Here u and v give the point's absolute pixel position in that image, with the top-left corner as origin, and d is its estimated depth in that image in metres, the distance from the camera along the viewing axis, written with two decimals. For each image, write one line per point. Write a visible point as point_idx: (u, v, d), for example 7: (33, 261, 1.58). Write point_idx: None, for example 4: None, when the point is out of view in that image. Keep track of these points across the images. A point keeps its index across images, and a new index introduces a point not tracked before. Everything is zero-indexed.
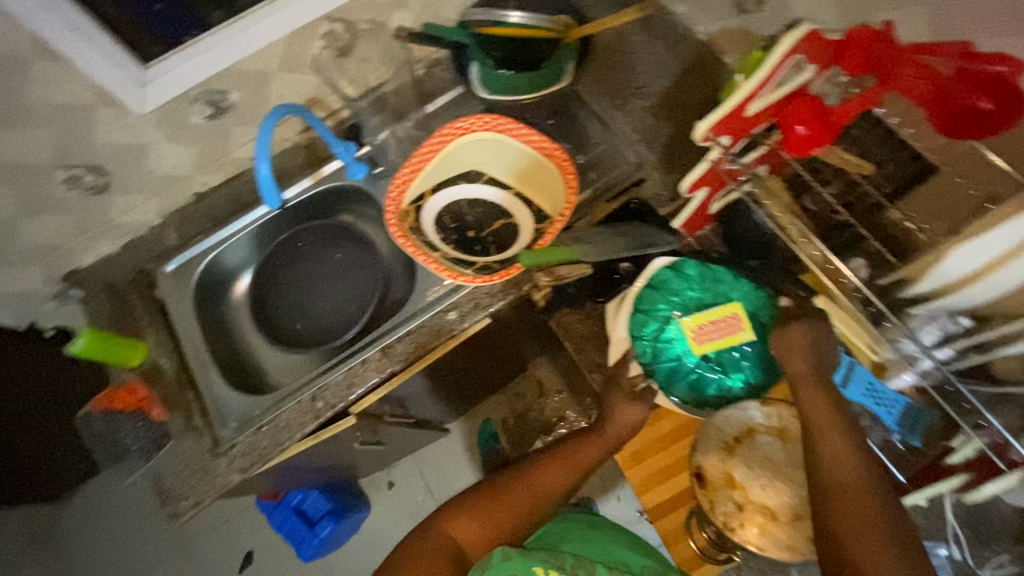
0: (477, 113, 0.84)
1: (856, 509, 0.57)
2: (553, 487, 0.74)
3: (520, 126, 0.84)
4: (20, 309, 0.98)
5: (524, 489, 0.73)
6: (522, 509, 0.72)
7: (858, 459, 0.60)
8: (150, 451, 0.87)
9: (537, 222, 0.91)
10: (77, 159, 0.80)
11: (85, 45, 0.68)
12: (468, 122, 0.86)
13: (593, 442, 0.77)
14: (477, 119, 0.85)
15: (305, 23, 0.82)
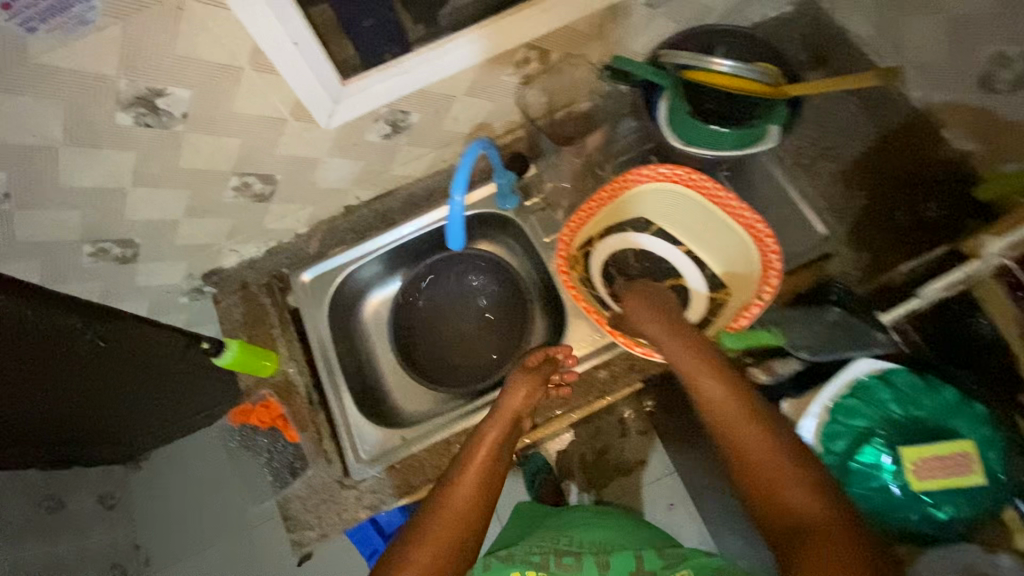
0: (664, 163, 0.78)
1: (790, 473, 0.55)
2: (489, 475, 0.66)
3: (711, 180, 0.77)
4: (156, 300, 0.95)
5: (470, 484, 0.64)
6: (467, 512, 0.62)
7: (758, 415, 0.59)
8: (284, 481, 0.84)
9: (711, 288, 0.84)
10: (254, 169, 0.76)
11: (300, 61, 0.63)
12: (654, 172, 0.80)
13: (497, 424, 0.73)
14: (666, 168, 0.79)
15: (506, 51, 0.75)
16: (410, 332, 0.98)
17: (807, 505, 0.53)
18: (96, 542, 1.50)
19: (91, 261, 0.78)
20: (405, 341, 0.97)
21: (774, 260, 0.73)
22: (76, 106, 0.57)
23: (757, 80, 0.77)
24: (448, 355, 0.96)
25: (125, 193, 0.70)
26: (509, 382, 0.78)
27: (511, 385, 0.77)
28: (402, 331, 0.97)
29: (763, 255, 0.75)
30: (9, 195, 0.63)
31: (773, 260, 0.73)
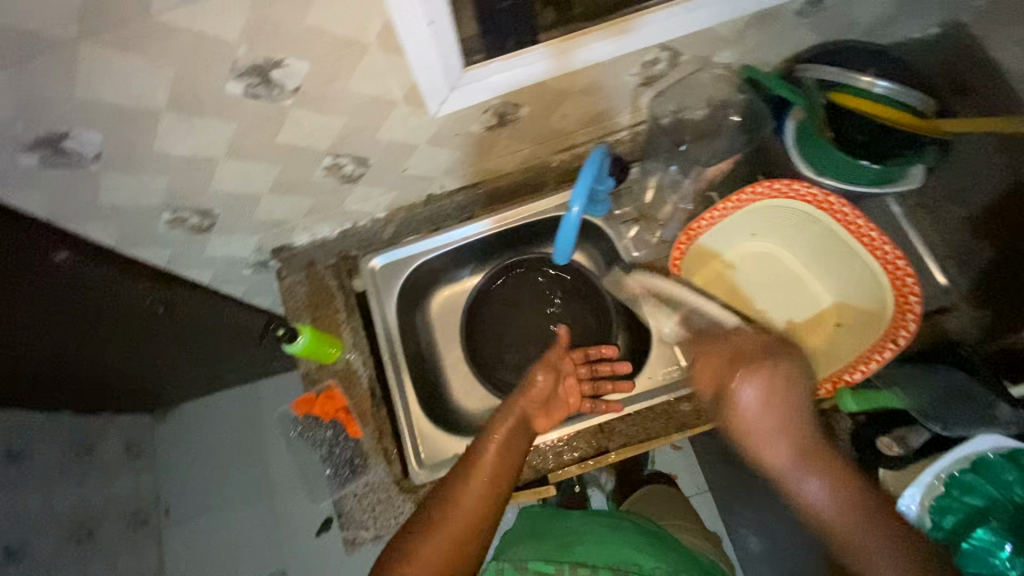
0: (801, 180, 0.75)
1: (851, 506, 0.52)
2: (503, 471, 0.62)
3: (849, 207, 0.73)
4: (219, 270, 0.91)
5: (479, 487, 0.59)
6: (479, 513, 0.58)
7: (814, 444, 0.55)
8: (346, 479, 0.80)
9: (834, 323, 0.79)
10: (349, 150, 0.70)
11: (428, 41, 0.56)
12: (788, 187, 0.76)
13: (510, 417, 0.67)
14: (802, 186, 0.75)
15: (638, 49, 0.68)
16: (482, 331, 0.94)
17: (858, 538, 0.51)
18: (120, 490, 1.49)
19: (166, 228, 0.73)
20: (477, 340, 0.93)
21: (912, 302, 0.69)
22: (189, 70, 0.51)
23: (894, 104, 0.71)
24: (521, 360, 0.92)
25: (216, 164, 0.64)
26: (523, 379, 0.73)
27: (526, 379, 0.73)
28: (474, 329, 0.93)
29: (897, 293, 0.71)
30: (100, 156, 0.57)
31: (912, 303, 0.69)
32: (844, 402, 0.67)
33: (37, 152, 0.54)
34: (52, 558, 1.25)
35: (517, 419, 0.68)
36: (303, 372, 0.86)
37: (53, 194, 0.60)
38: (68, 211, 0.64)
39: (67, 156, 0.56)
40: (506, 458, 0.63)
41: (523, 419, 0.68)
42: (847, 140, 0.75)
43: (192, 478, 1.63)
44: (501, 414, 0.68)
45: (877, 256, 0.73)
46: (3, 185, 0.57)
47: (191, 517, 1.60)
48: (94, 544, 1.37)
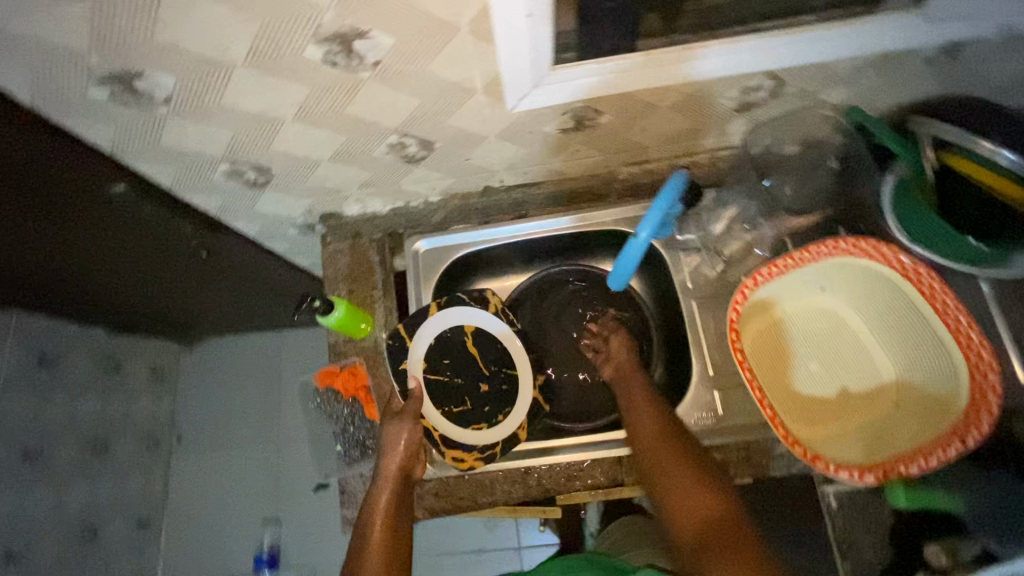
0: (890, 245, 0.68)
1: (686, 479, 0.62)
2: (394, 539, 0.66)
3: (938, 282, 0.66)
4: (266, 225, 0.90)
5: (377, 562, 0.64)
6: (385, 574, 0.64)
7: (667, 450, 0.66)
8: (354, 459, 0.81)
9: (890, 404, 0.72)
10: (416, 132, 0.67)
11: (522, 33, 0.52)
12: (874, 248, 0.70)
13: (387, 487, 0.70)
14: (890, 250, 0.68)
15: (741, 73, 0.63)
16: (454, 361, 0.84)
17: (704, 502, 0.60)
18: (140, 410, 1.54)
19: (222, 178, 0.72)
20: (447, 368, 0.83)
21: (990, 400, 0.61)
22: (271, 29, 0.48)
23: (1005, 170, 0.56)
24: (493, 401, 0.82)
25: (281, 125, 0.62)
26: (385, 439, 0.74)
27: (386, 440, 0.74)
28: (448, 354, 0.84)
29: (975, 389, 0.63)
30: (168, 101, 0.56)
31: (990, 401, 0.61)
32: (892, 498, 0.66)
33: (108, 87, 0.53)
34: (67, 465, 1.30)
35: (397, 482, 0.71)
36: (331, 343, 0.85)
37: (118, 129, 0.59)
38: (130, 147, 0.63)
39: (137, 96, 0.55)
40: (396, 512, 0.68)
41: (400, 480, 0.71)
42: (956, 214, 0.64)
43: (206, 411, 1.67)
44: (377, 488, 0.70)
45: (959, 340, 0.65)
46: (72, 114, 0.56)
47: (199, 449, 1.65)
48: (107, 457, 1.42)
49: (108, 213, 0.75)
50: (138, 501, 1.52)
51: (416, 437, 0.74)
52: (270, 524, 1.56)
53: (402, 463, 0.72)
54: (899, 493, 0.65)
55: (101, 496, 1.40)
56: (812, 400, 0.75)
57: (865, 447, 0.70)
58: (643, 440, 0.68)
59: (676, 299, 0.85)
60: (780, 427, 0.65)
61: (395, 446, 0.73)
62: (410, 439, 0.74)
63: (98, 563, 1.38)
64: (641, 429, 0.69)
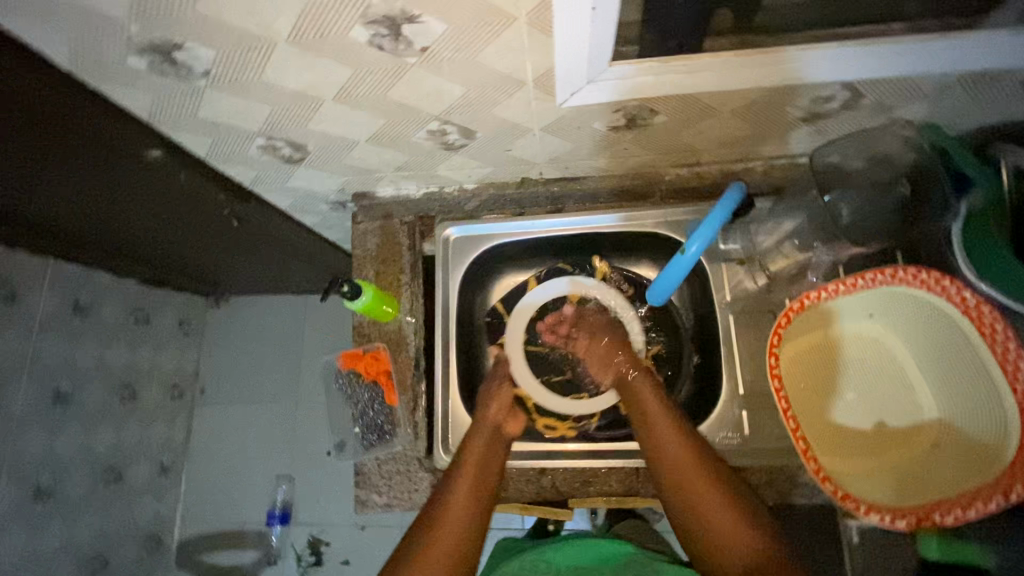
0: (954, 280, 0.63)
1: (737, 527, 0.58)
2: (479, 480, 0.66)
3: (1001, 324, 0.60)
4: (299, 199, 0.89)
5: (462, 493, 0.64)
6: (463, 532, 0.60)
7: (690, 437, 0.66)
8: (371, 443, 0.81)
9: (933, 446, 0.68)
10: (459, 121, 0.64)
11: (585, 27, 0.48)
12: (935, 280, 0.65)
13: (480, 436, 0.72)
14: (953, 285, 0.63)
15: (815, 83, 0.58)
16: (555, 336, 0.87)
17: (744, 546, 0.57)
18: (167, 361, 1.58)
19: (257, 152, 0.70)
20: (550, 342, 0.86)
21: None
22: (317, 7, 0.45)
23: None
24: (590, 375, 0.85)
25: (321, 104, 0.59)
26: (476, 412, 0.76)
27: (485, 400, 0.78)
28: (548, 330, 0.87)
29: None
30: (208, 74, 0.54)
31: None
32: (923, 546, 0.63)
33: (147, 57, 0.51)
34: (95, 410, 1.34)
35: (489, 433, 0.73)
36: (355, 325, 0.84)
37: (156, 98, 0.58)
38: (167, 116, 0.61)
39: (177, 67, 0.53)
40: (483, 469, 0.68)
41: (491, 434, 0.73)
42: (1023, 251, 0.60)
43: (229, 366, 1.71)
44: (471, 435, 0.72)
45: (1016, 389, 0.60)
46: (110, 80, 0.55)
47: (221, 403, 1.69)
48: (134, 404, 1.47)
49: (143, 177, 0.74)
50: (160, 447, 1.58)
51: (507, 399, 0.78)
52: (284, 482, 1.60)
53: (489, 437, 0.72)
54: (930, 545, 0.63)
55: (127, 441, 1.45)
56: (845, 432, 0.72)
57: (899, 489, 0.67)
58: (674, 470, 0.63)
59: (712, 310, 0.82)
60: (812, 461, 0.64)
61: (491, 403, 0.77)
62: (502, 400, 0.78)
63: (123, 503, 1.45)
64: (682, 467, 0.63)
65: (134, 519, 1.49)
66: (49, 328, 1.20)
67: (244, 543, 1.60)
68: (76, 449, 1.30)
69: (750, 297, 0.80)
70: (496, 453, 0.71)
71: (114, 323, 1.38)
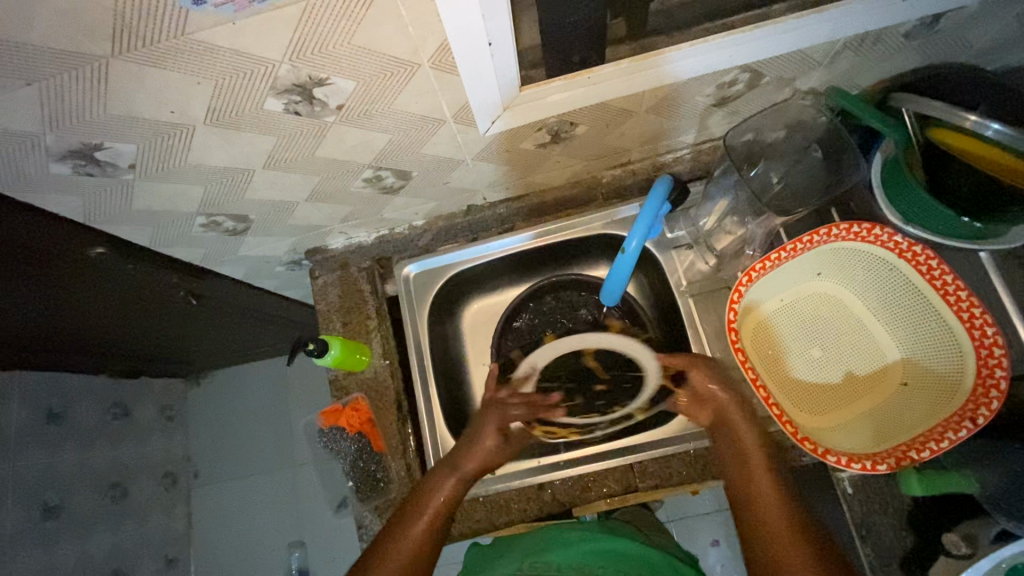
0: (883, 226, 0.68)
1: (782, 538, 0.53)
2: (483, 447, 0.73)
3: (936, 259, 0.65)
4: (254, 266, 0.89)
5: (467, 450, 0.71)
6: (425, 543, 0.61)
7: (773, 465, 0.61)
8: (367, 495, 0.80)
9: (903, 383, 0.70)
10: (391, 165, 0.66)
11: (486, 61, 0.50)
12: (868, 231, 0.69)
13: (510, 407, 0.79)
14: (883, 232, 0.68)
15: (715, 71, 0.61)
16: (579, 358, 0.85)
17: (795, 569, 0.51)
18: (154, 451, 1.55)
19: (200, 230, 0.71)
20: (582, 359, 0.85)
21: (998, 376, 0.60)
22: (226, 88, 0.47)
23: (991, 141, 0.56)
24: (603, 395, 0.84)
25: (253, 174, 0.61)
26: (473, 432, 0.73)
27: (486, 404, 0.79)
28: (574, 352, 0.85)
29: (981, 365, 0.62)
30: (133, 167, 0.55)
31: (997, 377, 0.60)
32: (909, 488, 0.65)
33: (69, 162, 0.52)
34: (87, 516, 1.30)
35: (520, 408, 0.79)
36: (332, 379, 0.84)
37: (87, 199, 0.58)
38: (102, 213, 0.62)
39: (101, 167, 0.53)
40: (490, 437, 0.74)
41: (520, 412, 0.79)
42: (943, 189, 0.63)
43: (220, 442, 1.68)
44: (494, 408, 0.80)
45: (960, 316, 0.64)
46: (37, 190, 0.55)
47: (218, 481, 1.66)
48: (127, 502, 1.43)
49: (91, 274, 0.74)
50: (162, 540, 1.53)
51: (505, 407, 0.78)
52: (296, 549, 1.56)
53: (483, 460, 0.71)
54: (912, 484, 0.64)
55: (127, 540, 1.40)
56: (818, 388, 0.75)
57: (876, 431, 0.69)
58: (750, 484, 0.60)
59: (673, 297, 0.85)
60: (788, 424, 0.67)
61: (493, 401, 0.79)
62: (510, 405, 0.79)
63: None
64: (756, 490, 0.59)
65: None
66: (24, 443, 1.16)
67: None
68: (75, 559, 1.25)
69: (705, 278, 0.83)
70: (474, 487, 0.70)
71: (91, 422, 1.34)
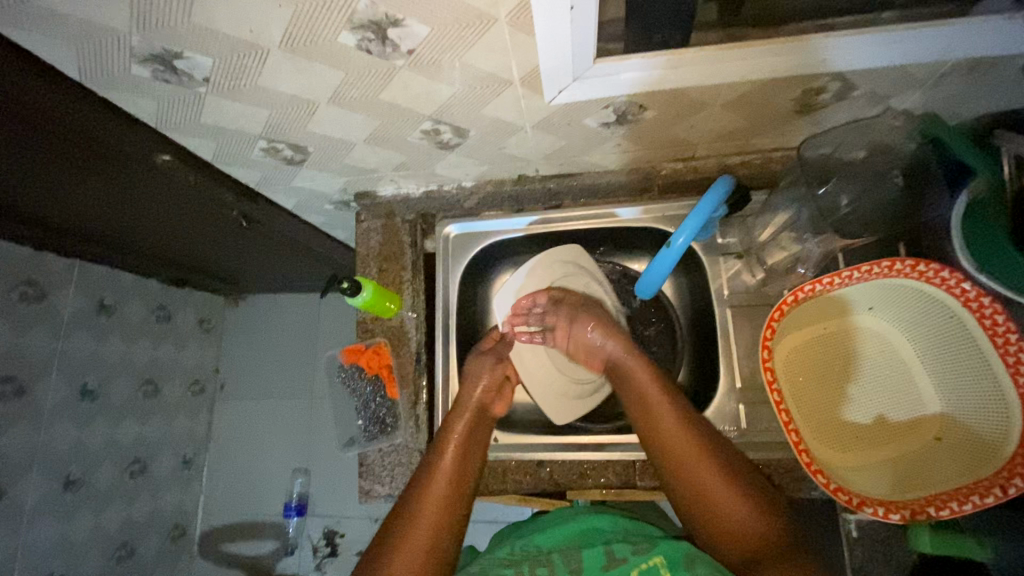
0: (953, 269, 0.62)
1: (732, 514, 0.61)
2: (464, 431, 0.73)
3: (1003, 314, 0.59)
4: (304, 199, 0.92)
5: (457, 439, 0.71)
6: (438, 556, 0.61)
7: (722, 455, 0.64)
8: (373, 436, 0.84)
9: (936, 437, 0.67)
10: (450, 120, 0.65)
11: (564, 27, 0.48)
12: (931, 272, 0.65)
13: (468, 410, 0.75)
14: (952, 276, 0.63)
15: (805, 73, 0.57)
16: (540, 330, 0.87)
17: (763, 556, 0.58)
18: (189, 359, 1.64)
19: (260, 154, 0.73)
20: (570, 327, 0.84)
21: None
22: (305, 14, 0.47)
23: None
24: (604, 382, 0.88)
25: (317, 107, 0.62)
26: (471, 370, 0.79)
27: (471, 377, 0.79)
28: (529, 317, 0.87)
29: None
30: (208, 80, 0.56)
31: None
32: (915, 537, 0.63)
33: (149, 66, 0.54)
34: (120, 405, 1.40)
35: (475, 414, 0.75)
36: (359, 321, 0.87)
37: (161, 103, 0.61)
38: (172, 120, 0.64)
39: (178, 75, 0.55)
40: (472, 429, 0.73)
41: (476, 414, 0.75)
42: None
43: (247, 361, 1.76)
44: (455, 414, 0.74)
45: (1016, 380, 0.59)
46: (117, 88, 0.58)
47: (240, 397, 1.75)
48: (157, 399, 1.52)
49: (156, 179, 0.78)
50: (182, 441, 1.63)
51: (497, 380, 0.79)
52: (301, 474, 1.64)
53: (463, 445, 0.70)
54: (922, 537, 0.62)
55: (151, 434, 1.51)
56: (842, 424, 0.72)
57: (896, 479, 0.67)
58: (693, 472, 0.64)
59: (710, 304, 0.82)
60: (803, 454, 0.65)
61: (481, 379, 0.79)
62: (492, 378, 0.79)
63: (146, 494, 1.50)
64: (705, 481, 0.63)
65: (158, 509, 1.55)
66: (75, 327, 1.25)
67: (263, 534, 1.64)
68: (103, 441, 1.35)
69: (748, 292, 0.80)
70: (489, 418, 0.77)
71: (137, 321, 1.43)
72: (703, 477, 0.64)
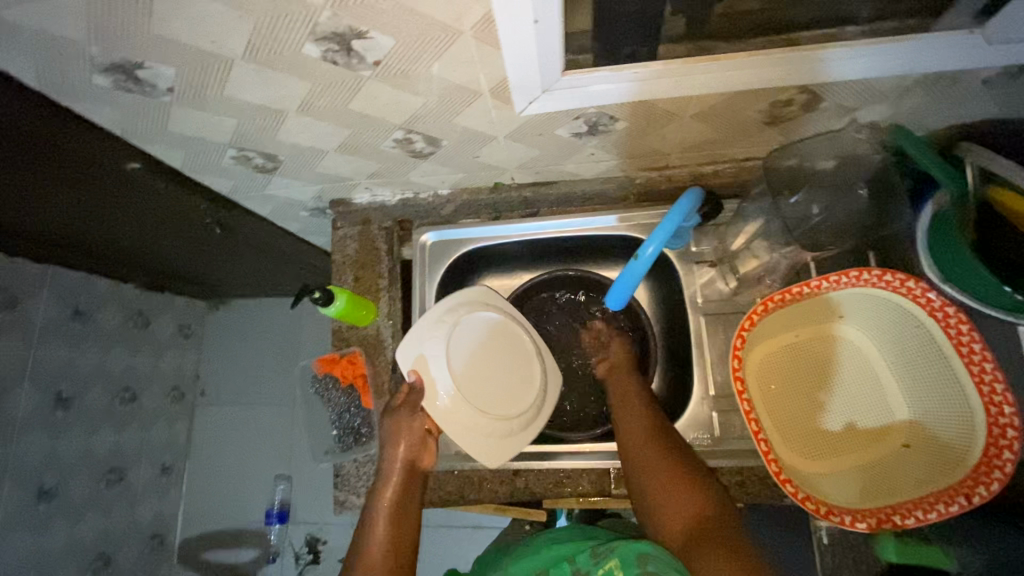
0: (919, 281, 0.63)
1: (675, 501, 0.61)
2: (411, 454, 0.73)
3: (967, 325, 0.60)
4: (279, 206, 0.91)
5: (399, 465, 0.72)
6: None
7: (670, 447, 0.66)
8: (348, 445, 0.84)
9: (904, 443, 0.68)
10: (422, 130, 0.65)
11: (529, 40, 0.48)
12: (898, 282, 0.66)
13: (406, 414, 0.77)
14: (918, 286, 0.64)
15: (771, 87, 0.58)
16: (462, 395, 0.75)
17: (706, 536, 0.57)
18: (167, 365, 1.62)
19: (231, 162, 0.72)
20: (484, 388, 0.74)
21: (1005, 459, 0.58)
22: (266, 26, 0.46)
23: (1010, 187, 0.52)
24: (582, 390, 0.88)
25: (286, 117, 0.61)
26: (387, 437, 0.75)
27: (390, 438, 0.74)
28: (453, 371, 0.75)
29: (987, 442, 0.59)
30: (171, 91, 0.55)
31: (1005, 459, 0.58)
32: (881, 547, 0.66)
33: (110, 76, 0.53)
34: (95, 414, 1.37)
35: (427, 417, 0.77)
36: (335, 330, 0.86)
37: (125, 113, 0.60)
38: (138, 129, 0.63)
39: (140, 85, 0.54)
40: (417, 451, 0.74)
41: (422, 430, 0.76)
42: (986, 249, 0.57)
43: (227, 366, 1.74)
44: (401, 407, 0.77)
45: (980, 389, 0.60)
46: (77, 97, 0.56)
47: (221, 403, 1.72)
48: (135, 406, 1.50)
49: (125, 188, 0.76)
50: (162, 449, 1.61)
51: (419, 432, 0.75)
52: (282, 481, 1.62)
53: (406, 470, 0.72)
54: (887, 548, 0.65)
55: (128, 442, 1.48)
56: (813, 432, 0.72)
57: (865, 486, 0.68)
58: (642, 466, 0.66)
59: (685, 312, 0.83)
60: (773, 462, 0.65)
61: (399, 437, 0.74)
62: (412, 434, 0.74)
63: (124, 503, 1.48)
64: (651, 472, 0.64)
65: (137, 518, 1.53)
66: (49, 334, 1.23)
67: (245, 541, 1.62)
68: (78, 450, 1.33)
69: (722, 300, 0.81)
70: (422, 475, 0.73)
71: (112, 327, 1.40)
72: (650, 469, 0.65)
